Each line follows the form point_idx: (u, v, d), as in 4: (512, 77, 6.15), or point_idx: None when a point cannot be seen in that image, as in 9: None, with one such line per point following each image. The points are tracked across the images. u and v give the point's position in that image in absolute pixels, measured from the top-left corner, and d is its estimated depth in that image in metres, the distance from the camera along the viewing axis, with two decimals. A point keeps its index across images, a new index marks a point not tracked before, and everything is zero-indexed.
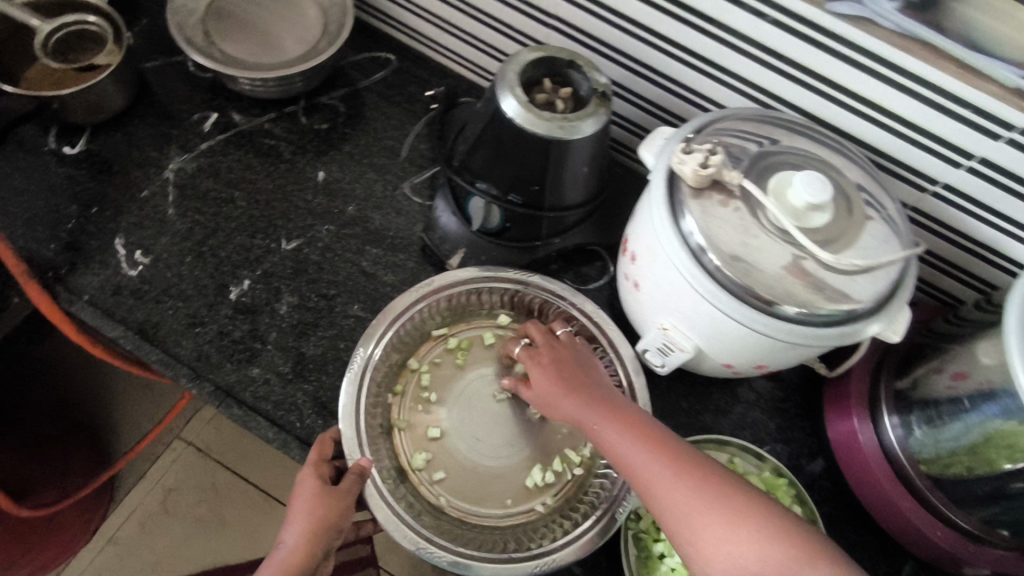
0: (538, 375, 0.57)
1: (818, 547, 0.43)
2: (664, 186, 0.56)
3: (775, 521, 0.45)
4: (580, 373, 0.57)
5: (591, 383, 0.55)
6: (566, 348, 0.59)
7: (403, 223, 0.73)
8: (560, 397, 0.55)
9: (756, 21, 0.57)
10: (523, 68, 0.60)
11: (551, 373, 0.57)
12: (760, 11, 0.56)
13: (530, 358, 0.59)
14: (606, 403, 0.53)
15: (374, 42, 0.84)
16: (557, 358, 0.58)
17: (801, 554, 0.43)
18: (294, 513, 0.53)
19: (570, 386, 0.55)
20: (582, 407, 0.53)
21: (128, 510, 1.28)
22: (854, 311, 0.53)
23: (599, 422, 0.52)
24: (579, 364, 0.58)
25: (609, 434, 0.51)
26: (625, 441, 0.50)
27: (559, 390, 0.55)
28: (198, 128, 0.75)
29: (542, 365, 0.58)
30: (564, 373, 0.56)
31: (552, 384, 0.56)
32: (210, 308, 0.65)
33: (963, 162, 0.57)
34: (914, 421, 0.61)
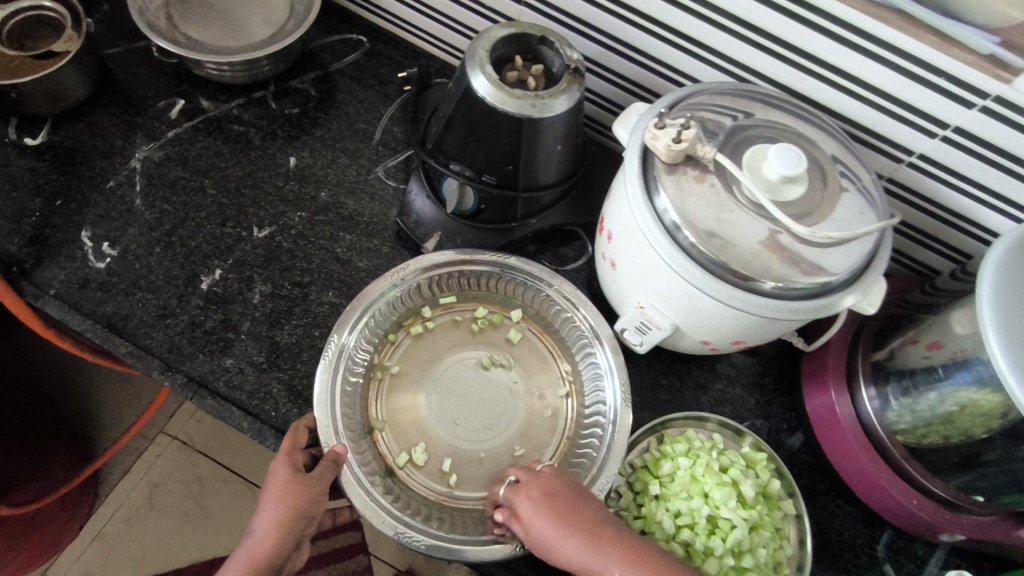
0: (534, 515, 0.51)
1: None
2: (638, 162, 0.55)
3: None
4: (579, 510, 0.51)
5: (594, 520, 0.50)
6: (558, 481, 0.54)
7: (377, 208, 0.72)
8: (564, 542, 0.49)
9: None
10: (494, 45, 0.58)
11: (549, 512, 0.51)
12: None
13: (521, 496, 0.53)
14: (619, 544, 0.48)
15: (344, 24, 0.82)
16: (551, 495, 0.52)
17: None
18: (265, 500, 0.52)
19: (574, 527, 0.49)
20: (594, 553, 0.48)
21: (114, 505, 1.27)
22: (830, 283, 0.53)
23: (621, 573, 0.47)
24: (574, 499, 0.52)
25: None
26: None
27: (562, 532, 0.49)
28: (164, 115, 0.73)
29: (537, 503, 0.52)
30: (562, 511, 0.51)
31: (556, 526, 0.50)
32: (181, 299, 0.64)
33: (937, 131, 0.57)
34: (891, 393, 0.61)
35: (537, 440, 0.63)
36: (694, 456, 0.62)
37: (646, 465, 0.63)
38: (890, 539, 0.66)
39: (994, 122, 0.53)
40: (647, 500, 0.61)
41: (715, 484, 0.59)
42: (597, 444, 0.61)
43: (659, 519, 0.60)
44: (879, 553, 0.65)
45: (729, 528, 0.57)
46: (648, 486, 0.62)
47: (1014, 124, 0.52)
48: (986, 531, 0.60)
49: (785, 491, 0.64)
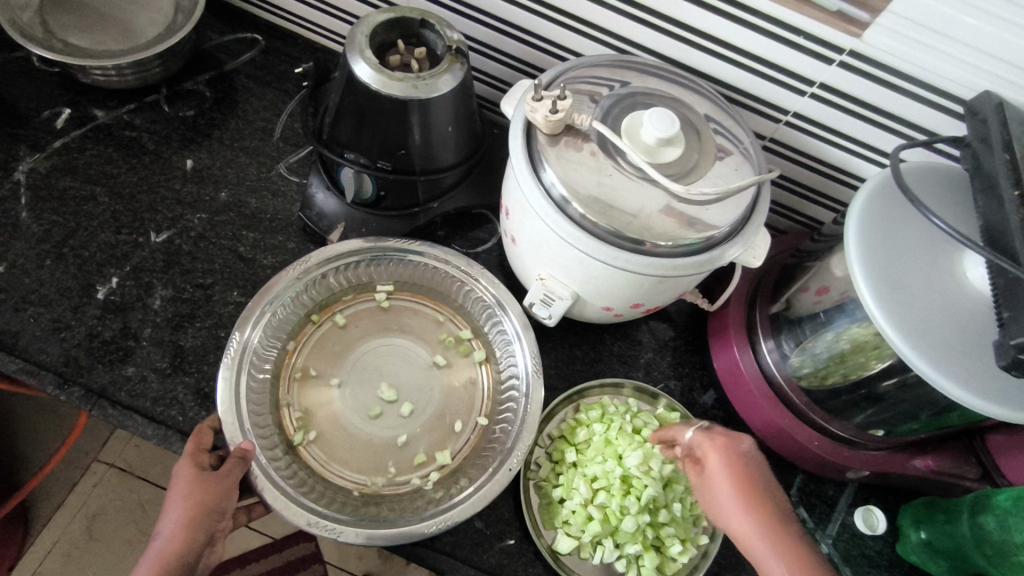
0: (723, 473, 0.52)
1: None
2: (522, 137, 0.56)
3: None
4: (768, 486, 0.52)
5: (772, 489, 0.52)
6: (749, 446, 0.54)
7: (280, 205, 0.71)
8: (737, 506, 0.50)
9: None
10: (375, 31, 0.59)
11: (734, 476, 0.52)
12: None
13: (713, 445, 0.54)
14: (743, 494, 0.51)
15: (237, 23, 0.81)
16: (743, 454, 0.53)
17: None
18: (171, 501, 0.51)
19: (730, 483, 0.51)
20: (725, 499, 0.51)
21: (51, 540, 1.23)
22: (714, 239, 0.54)
23: (737, 515, 0.50)
24: (762, 468, 0.53)
25: (733, 511, 0.51)
26: (745, 517, 0.50)
27: (735, 488, 0.51)
28: (49, 125, 0.71)
29: (730, 470, 0.52)
30: (743, 472, 0.52)
31: (733, 484, 0.51)
32: (76, 310, 0.62)
33: (805, 89, 0.59)
34: (786, 342, 0.64)
35: (455, 418, 0.64)
36: (608, 421, 0.63)
37: (562, 434, 0.64)
38: (804, 484, 0.69)
39: (852, 75, 0.56)
40: (564, 469, 0.62)
41: (629, 444, 0.61)
42: (513, 418, 0.62)
43: (577, 485, 0.60)
44: (794, 498, 0.68)
45: (645, 485, 0.59)
46: (565, 454, 0.63)
47: (869, 75, 0.55)
48: (883, 464, 0.63)
49: None
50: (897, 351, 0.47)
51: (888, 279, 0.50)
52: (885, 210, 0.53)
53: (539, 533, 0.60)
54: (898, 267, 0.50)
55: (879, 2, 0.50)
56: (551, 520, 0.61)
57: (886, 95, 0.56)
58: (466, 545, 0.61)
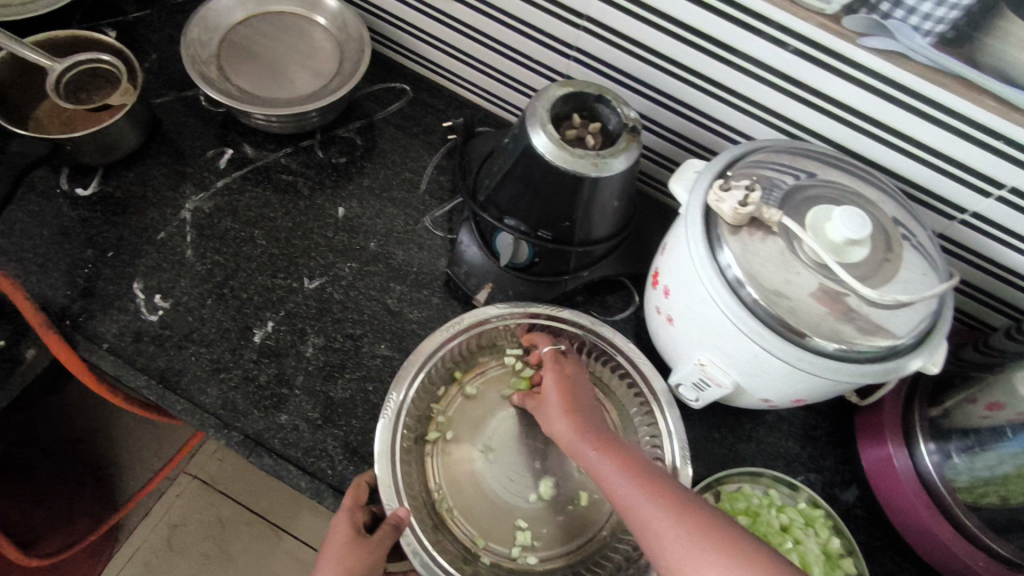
0: (552, 385, 0.58)
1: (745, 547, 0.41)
2: (701, 223, 0.55)
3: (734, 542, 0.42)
4: (590, 405, 0.56)
5: (598, 414, 0.56)
6: (567, 366, 0.60)
7: (425, 258, 0.72)
8: (557, 409, 0.55)
9: (773, 47, 0.57)
10: (553, 104, 0.59)
11: (559, 388, 0.57)
12: (779, 40, 0.56)
13: (553, 364, 0.59)
14: (578, 409, 0.55)
15: (387, 72, 0.83)
16: (563, 375, 0.59)
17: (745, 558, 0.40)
18: (325, 558, 0.52)
19: (563, 396, 0.56)
20: (558, 410, 0.55)
21: (133, 547, 1.25)
22: (897, 346, 0.53)
23: (572, 425, 0.54)
24: (585, 393, 0.58)
25: (560, 418, 0.55)
26: (571, 421, 0.54)
27: (557, 400, 0.56)
28: (213, 164, 0.74)
29: (553, 380, 0.58)
30: (564, 388, 0.57)
31: (553, 396, 0.57)
32: (235, 352, 0.63)
33: (993, 191, 0.57)
34: (954, 448, 0.60)
35: (595, 497, 0.62)
36: (754, 514, 0.62)
37: None
38: None
39: None
40: None
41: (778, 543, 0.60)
42: None
43: None
44: None
45: None
46: None
47: None
48: None
49: (844, 549, 0.63)
50: None
51: None
52: None
53: None
54: None
55: None
56: None
57: None
58: None
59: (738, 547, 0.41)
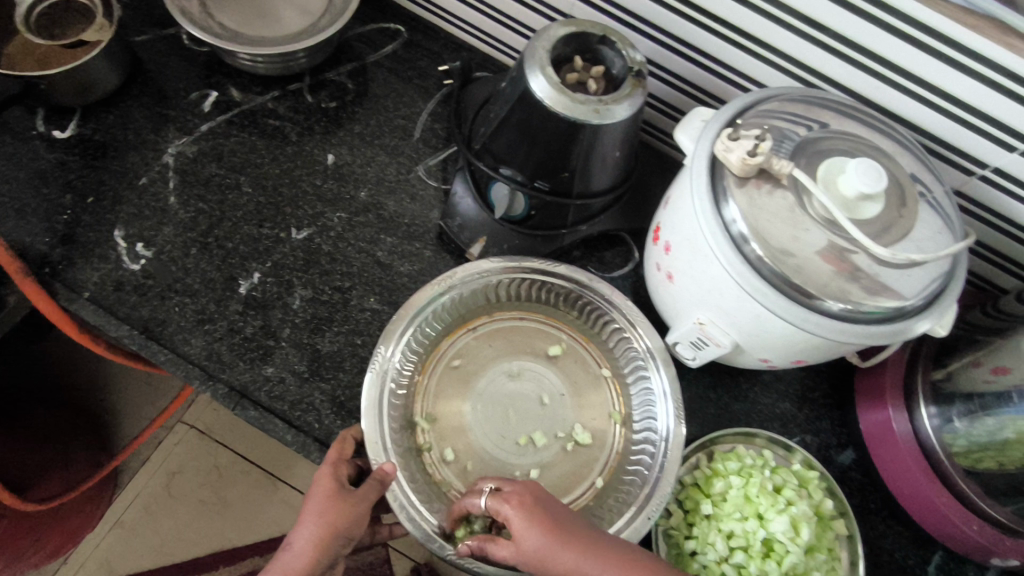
0: (527, 530, 0.47)
1: None
2: (706, 175, 0.52)
3: None
4: (578, 524, 0.49)
5: (595, 534, 0.48)
6: (529, 490, 0.51)
7: (417, 209, 0.69)
8: (555, 543, 0.46)
9: None
10: (554, 44, 0.55)
11: (543, 519, 0.48)
12: None
13: (510, 503, 0.49)
14: (577, 535, 0.47)
15: (381, 12, 0.79)
16: (536, 504, 0.49)
17: None
18: (306, 513, 0.51)
19: (554, 527, 0.47)
20: (559, 545, 0.46)
21: (133, 494, 1.27)
22: (905, 306, 0.51)
23: (587, 561, 0.46)
24: (565, 513, 0.50)
25: (563, 554, 0.46)
26: (581, 554, 0.46)
27: (552, 535, 0.47)
28: (197, 108, 0.70)
29: (531, 513, 0.48)
30: (548, 516, 0.48)
31: (541, 530, 0.47)
32: (219, 303, 0.62)
33: (1018, 146, 0.54)
34: (956, 412, 0.59)
35: (586, 455, 0.62)
36: (746, 475, 0.59)
37: (696, 481, 0.62)
38: (941, 560, 0.64)
39: None
40: (697, 520, 0.59)
41: (770, 504, 0.57)
42: (649, 462, 0.59)
43: (713, 541, 0.57)
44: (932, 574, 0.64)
45: (783, 552, 0.56)
46: (700, 505, 0.60)
47: None
48: None
49: (837, 511, 0.62)
50: None
51: None
52: None
53: None
54: None
55: None
56: None
57: None
58: None
59: None
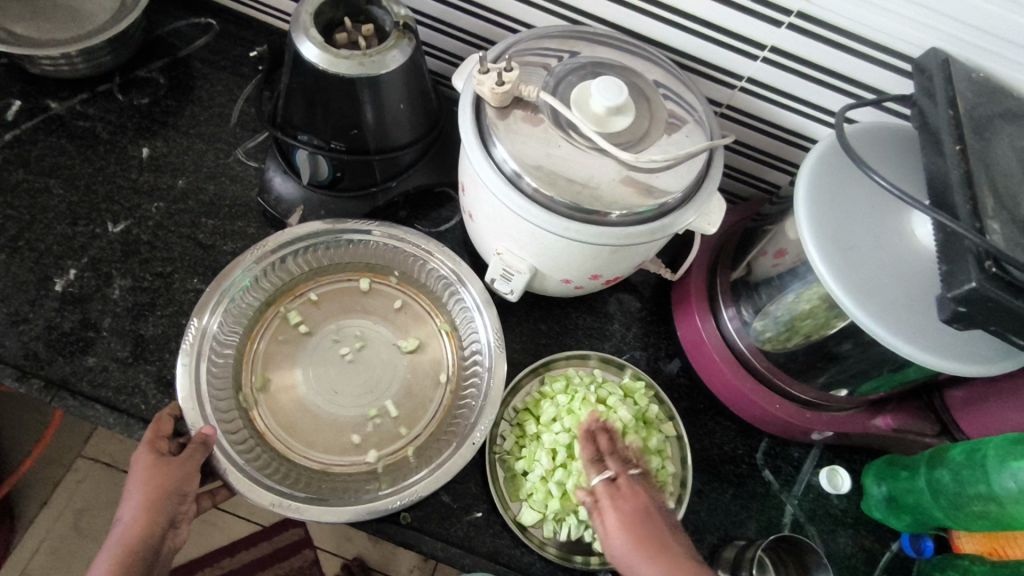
0: (617, 536, 0.51)
1: None
2: (471, 112, 0.56)
3: None
4: (668, 532, 0.52)
5: (655, 523, 0.51)
6: (635, 492, 0.53)
7: (239, 190, 0.71)
8: (632, 548, 0.50)
9: None
10: (320, 8, 0.58)
11: (631, 525, 0.51)
12: None
13: (613, 504, 0.52)
14: (638, 537, 0.50)
15: (189, 7, 0.80)
16: (641, 511, 0.52)
17: None
18: (132, 486, 0.51)
19: (619, 529, 0.51)
20: (620, 545, 0.50)
21: (38, 538, 1.23)
22: (666, 206, 0.55)
23: (632, 561, 0.49)
24: (656, 517, 0.52)
25: (629, 557, 0.50)
26: (638, 554, 0.49)
27: (627, 539, 0.50)
28: (1, 118, 0.70)
29: (626, 516, 0.51)
30: (629, 524, 0.51)
31: (626, 536, 0.51)
32: (34, 303, 0.62)
33: (757, 54, 0.60)
34: (746, 308, 0.64)
35: (421, 397, 0.64)
36: (571, 392, 0.63)
37: (526, 406, 0.65)
38: (768, 445, 0.70)
39: (801, 38, 0.56)
40: (527, 441, 0.63)
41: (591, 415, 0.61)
42: (477, 393, 0.62)
43: (539, 457, 0.61)
44: (759, 460, 0.69)
45: None
46: (528, 426, 0.63)
47: (818, 37, 0.55)
48: (844, 425, 0.64)
49: (665, 415, 0.67)
50: (868, 329, 0.48)
51: (839, 244, 0.51)
52: (838, 175, 0.53)
53: (504, 504, 0.61)
54: (848, 228, 0.51)
55: None
56: (517, 492, 0.62)
57: (835, 57, 0.57)
58: (435, 518, 0.61)
59: None
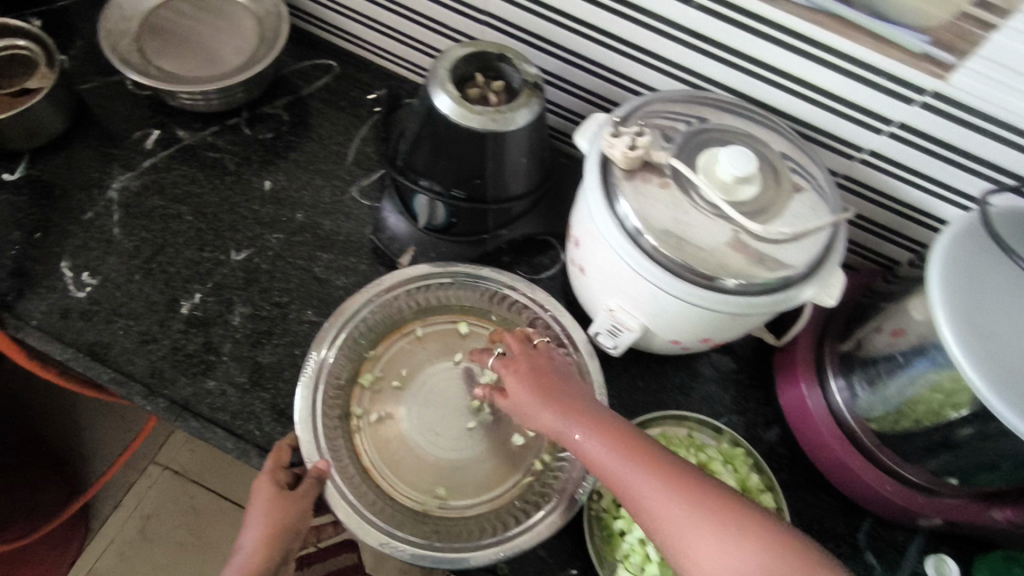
0: (520, 386, 0.55)
1: (734, 505, 0.44)
2: (598, 171, 0.57)
3: (734, 512, 0.44)
4: (579, 393, 0.55)
5: (581, 400, 0.54)
6: (541, 356, 0.58)
7: (353, 227, 0.73)
8: (548, 410, 0.53)
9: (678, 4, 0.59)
10: (454, 64, 0.60)
11: (536, 385, 0.55)
12: None
13: (513, 364, 0.57)
14: (597, 422, 0.51)
15: (313, 49, 0.84)
16: (542, 367, 0.57)
17: (704, 505, 0.44)
18: (252, 517, 0.55)
19: (545, 397, 0.54)
20: (569, 423, 0.52)
21: (108, 538, 1.27)
22: (789, 277, 0.54)
23: (583, 435, 0.51)
24: (565, 384, 0.55)
25: (593, 443, 0.50)
26: (601, 440, 0.50)
27: (541, 400, 0.54)
28: (141, 146, 0.75)
29: (526, 375, 0.56)
30: (540, 381, 0.55)
31: (532, 395, 0.54)
32: (162, 324, 0.65)
33: (883, 128, 0.59)
34: (858, 381, 0.63)
35: (519, 447, 0.65)
36: None
37: None
38: (869, 525, 0.67)
39: (933, 116, 0.56)
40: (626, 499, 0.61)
41: None
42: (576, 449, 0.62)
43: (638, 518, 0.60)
44: (859, 540, 0.67)
45: None
46: None
47: (952, 116, 0.55)
48: (958, 513, 0.62)
49: (765, 485, 0.66)
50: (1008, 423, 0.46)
51: (976, 329, 0.49)
52: (973, 257, 0.52)
53: (601, 563, 0.60)
54: (985, 314, 0.50)
55: (968, 45, 0.49)
56: (613, 552, 0.60)
57: (969, 137, 0.56)
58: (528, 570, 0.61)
59: (704, 493, 0.45)
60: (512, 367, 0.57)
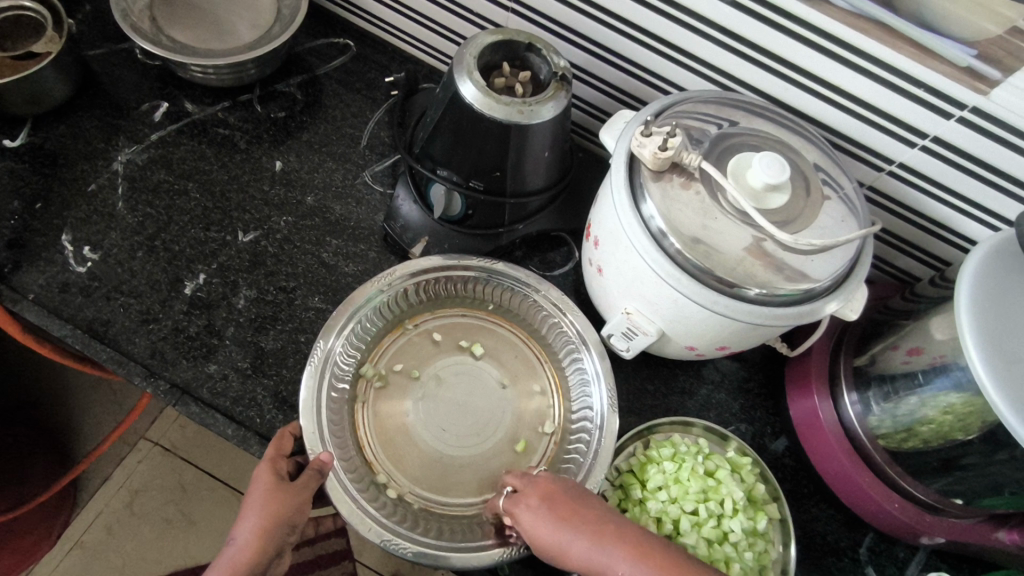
0: (540, 519, 0.51)
1: None
2: (624, 169, 0.55)
3: None
4: (603, 512, 0.51)
5: (610, 518, 0.51)
6: (552, 482, 0.54)
7: (363, 213, 0.71)
8: (577, 541, 0.49)
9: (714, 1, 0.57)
10: (482, 51, 0.58)
11: (558, 514, 0.51)
12: None
13: (527, 497, 0.53)
14: (631, 546, 0.48)
15: (330, 27, 0.82)
16: (559, 492, 0.53)
17: None
18: (248, 507, 0.51)
19: (573, 526, 0.50)
20: (602, 554, 0.48)
21: (93, 513, 1.25)
22: (813, 291, 0.53)
23: (623, 567, 0.47)
24: (588, 505, 0.52)
25: (635, 574, 0.47)
26: (644, 569, 0.47)
27: (567, 531, 0.50)
28: (148, 118, 0.72)
29: (547, 505, 0.52)
30: (562, 509, 0.51)
31: (555, 527, 0.50)
32: (164, 304, 0.64)
33: (917, 141, 0.57)
34: (873, 397, 0.62)
35: (524, 449, 0.63)
36: (679, 461, 0.62)
37: (631, 469, 0.63)
38: (872, 542, 0.67)
39: (971, 131, 0.54)
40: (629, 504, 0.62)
41: (700, 488, 0.59)
42: (585, 450, 0.61)
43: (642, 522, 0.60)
44: (861, 555, 0.66)
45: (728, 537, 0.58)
46: (631, 490, 0.62)
47: (991, 134, 0.53)
48: (965, 534, 0.60)
49: (770, 496, 0.64)
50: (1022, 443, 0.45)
51: (1002, 352, 0.48)
52: (1003, 278, 0.51)
53: None
54: (1012, 337, 0.49)
55: (1016, 61, 0.48)
56: None
57: (1005, 155, 0.54)
58: (528, 570, 0.60)
59: None
60: (523, 500, 0.53)
